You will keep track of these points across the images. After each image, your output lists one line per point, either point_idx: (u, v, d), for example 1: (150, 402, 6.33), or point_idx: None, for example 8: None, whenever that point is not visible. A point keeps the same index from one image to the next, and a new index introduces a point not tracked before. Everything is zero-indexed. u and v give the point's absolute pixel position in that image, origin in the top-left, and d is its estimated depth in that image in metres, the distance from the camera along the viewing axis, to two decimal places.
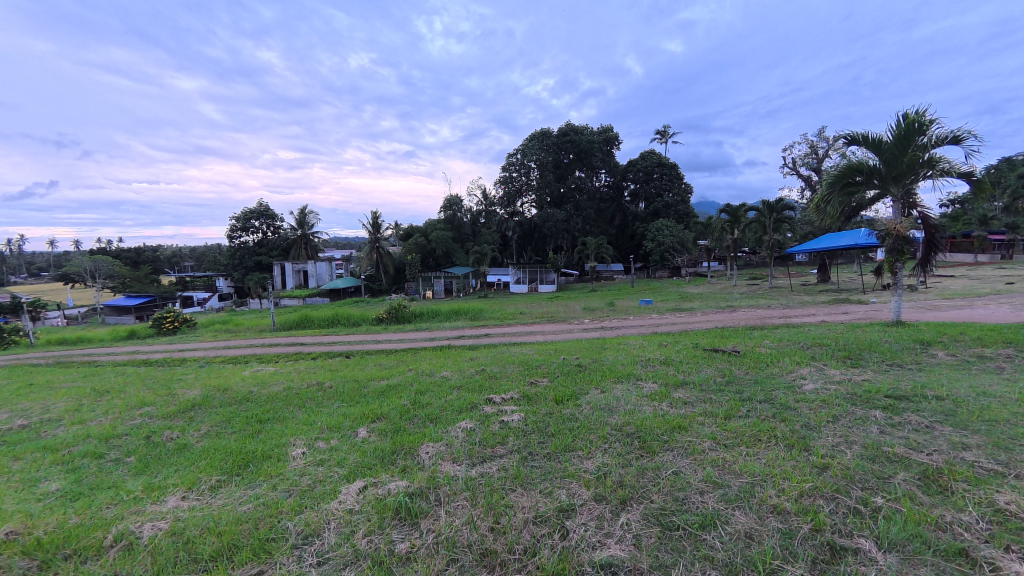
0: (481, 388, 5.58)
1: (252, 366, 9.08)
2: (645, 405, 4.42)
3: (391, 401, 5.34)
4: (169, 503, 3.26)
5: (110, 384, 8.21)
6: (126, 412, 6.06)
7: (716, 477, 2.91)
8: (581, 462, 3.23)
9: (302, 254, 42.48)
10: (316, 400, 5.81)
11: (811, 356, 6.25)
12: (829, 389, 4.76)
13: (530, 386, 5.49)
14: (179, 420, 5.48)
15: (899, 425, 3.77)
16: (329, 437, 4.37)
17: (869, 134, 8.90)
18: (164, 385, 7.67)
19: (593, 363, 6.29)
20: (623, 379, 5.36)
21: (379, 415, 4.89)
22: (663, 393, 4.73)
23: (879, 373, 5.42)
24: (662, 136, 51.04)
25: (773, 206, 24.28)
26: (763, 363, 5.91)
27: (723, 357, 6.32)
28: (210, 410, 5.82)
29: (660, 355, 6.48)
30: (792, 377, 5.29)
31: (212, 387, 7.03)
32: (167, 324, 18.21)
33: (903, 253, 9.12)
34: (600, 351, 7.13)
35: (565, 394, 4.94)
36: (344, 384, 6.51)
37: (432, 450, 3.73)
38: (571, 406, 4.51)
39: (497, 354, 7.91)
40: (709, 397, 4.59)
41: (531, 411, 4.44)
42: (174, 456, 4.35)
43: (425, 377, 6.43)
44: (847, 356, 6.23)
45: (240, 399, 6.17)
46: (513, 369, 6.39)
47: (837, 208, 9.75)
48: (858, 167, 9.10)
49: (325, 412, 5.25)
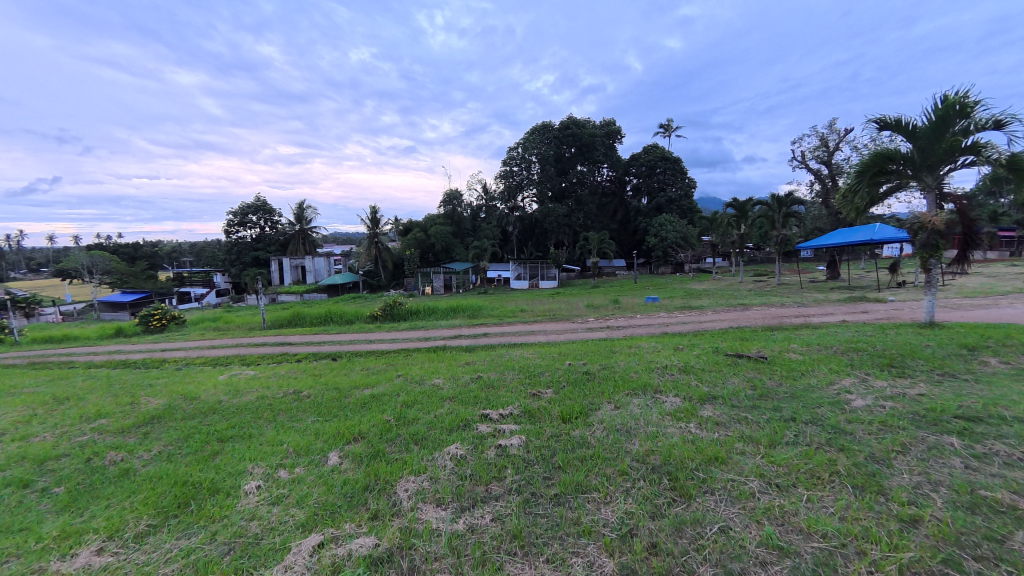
0: (476, 401, 4.84)
1: (232, 369, 8.44)
2: (671, 426, 3.70)
3: (372, 417, 4.64)
4: (77, 561, 2.61)
5: (76, 389, 7.56)
6: (76, 426, 5.36)
7: (778, 539, 2.23)
8: (598, 511, 2.55)
9: (300, 250, 42.09)
10: (290, 413, 5.12)
11: (849, 364, 5.51)
12: (883, 408, 4.07)
13: (532, 399, 4.73)
14: (131, 437, 4.81)
15: (985, 457, 3.06)
16: (294, 463, 3.69)
17: (902, 119, 8.15)
18: (131, 392, 6.98)
19: (603, 371, 5.55)
20: (639, 393, 4.63)
21: (356, 434, 4.19)
22: (690, 410, 4.03)
23: (935, 386, 4.69)
24: (665, 131, 50.46)
25: (782, 201, 23.42)
26: (797, 372, 5.20)
27: (750, 363, 5.60)
28: (169, 424, 5.14)
29: (678, 362, 5.76)
30: (835, 391, 4.58)
31: (180, 394, 6.35)
32: (154, 322, 17.52)
33: (939, 248, 8.25)
34: (609, 356, 6.40)
35: (573, 408, 4.25)
36: (324, 393, 5.81)
37: (412, 486, 3.04)
38: (582, 427, 3.81)
39: (495, 357, 7.16)
40: (744, 417, 3.88)
41: (534, 434, 3.73)
42: (111, 486, 3.70)
43: (414, 386, 5.69)
44: (890, 365, 5.49)
45: (205, 411, 5.48)
46: (513, 377, 5.67)
47: (864, 200, 8.88)
48: (890, 156, 8.34)
49: (296, 429, 4.55)
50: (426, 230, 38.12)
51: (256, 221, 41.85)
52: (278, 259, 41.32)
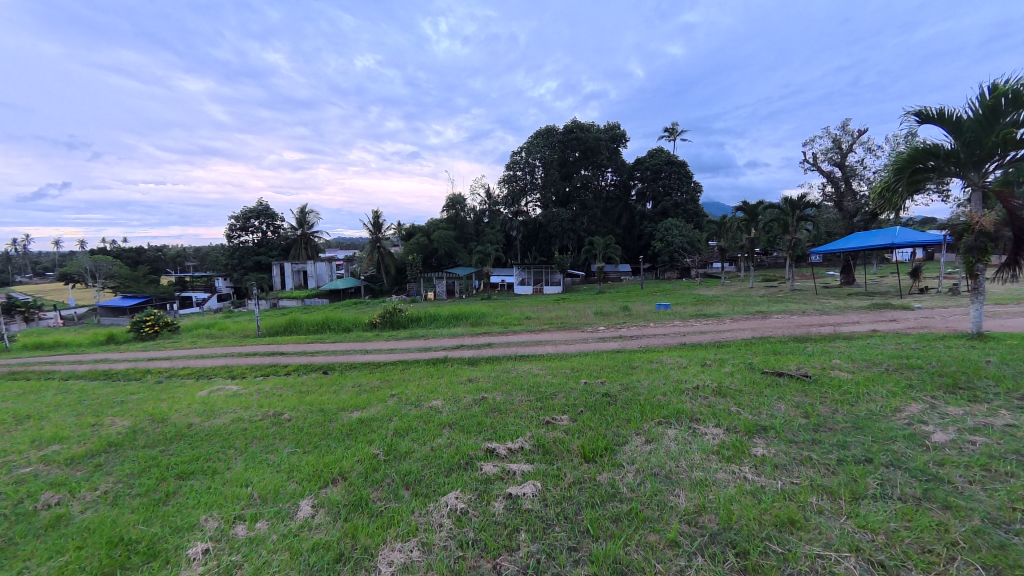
0: (480, 430, 4.13)
1: (216, 383, 7.76)
2: (720, 471, 3.00)
3: (357, 449, 3.94)
4: None
5: (43, 405, 6.92)
6: (23, 454, 4.70)
7: None
8: None
9: (302, 254, 41.58)
10: (265, 441, 4.45)
11: (908, 386, 4.77)
12: (973, 443, 3.36)
13: (546, 428, 4.03)
14: (79, 471, 4.14)
15: None
16: (257, 515, 3.01)
17: (945, 111, 7.45)
18: (98, 411, 6.30)
19: (625, 392, 4.86)
20: (673, 422, 3.92)
21: (337, 475, 3.49)
22: (739, 447, 3.32)
23: (1022, 414, 3.94)
24: (670, 135, 49.80)
25: (795, 204, 22.65)
26: (851, 396, 4.49)
27: (794, 384, 4.87)
28: (127, 453, 4.47)
29: (711, 381, 5.05)
30: (905, 420, 3.86)
31: (148, 416, 5.67)
32: (146, 329, 16.90)
33: (987, 252, 7.49)
34: (628, 373, 5.71)
35: (596, 443, 3.54)
36: (307, 416, 5.11)
37: (398, 558, 2.35)
38: (609, 470, 3.11)
39: (501, 373, 6.48)
40: (807, 457, 3.18)
41: (552, 478, 3.03)
42: (32, 541, 3.03)
43: (409, 409, 4.98)
44: (956, 386, 4.73)
45: (172, 437, 4.81)
46: (521, 399, 4.94)
47: (902, 200, 8.19)
48: (932, 150, 7.61)
49: (268, 464, 3.88)
50: (429, 234, 37.47)
51: (258, 225, 41.47)
52: (280, 264, 40.82)
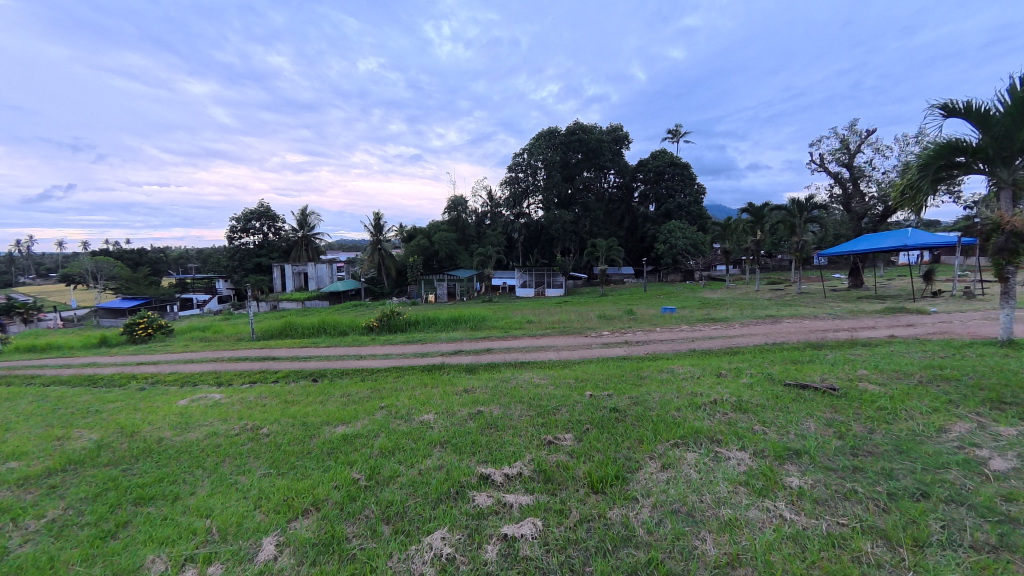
0: (474, 451, 3.69)
1: (199, 391, 7.34)
2: (752, 508, 2.56)
3: (336, 472, 3.51)
4: None
5: (12, 414, 6.51)
6: None
7: None
8: None
9: (302, 257, 40.23)
10: (238, 460, 4.03)
11: (948, 401, 4.30)
12: None
13: (547, 449, 3.59)
14: (29, 494, 3.73)
15: None
16: (212, 555, 2.60)
17: (973, 104, 7.00)
18: (69, 422, 5.88)
19: (635, 407, 4.41)
20: (691, 444, 3.48)
21: (310, 504, 3.07)
22: (770, 477, 2.88)
23: None
24: (673, 136, 49.50)
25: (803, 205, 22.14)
26: (888, 413, 4.02)
27: (822, 399, 4.41)
28: (86, 473, 4.06)
29: (728, 395, 4.61)
30: (955, 443, 3.40)
31: (118, 428, 5.25)
32: (139, 331, 16.51)
33: (1019, 254, 6.97)
34: (637, 384, 5.27)
35: (604, 469, 3.10)
36: (287, 431, 4.68)
37: None
38: (621, 504, 2.68)
39: (499, 383, 6.03)
40: (852, 490, 2.73)
41: (555, 516, 2.59)
42: None
43: (397, 424, 4.55)
44: (1001, 402, 4.27)
45: (139, 453, 4.39)
46: (521, 414, 4.50)
47: (926, 197, 7.71)
48: (959, 146, 7.15)
49: (237, 488, 3.46)
50: (430, 236, 37.04)
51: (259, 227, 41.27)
52: (280, 265, 40.54)
